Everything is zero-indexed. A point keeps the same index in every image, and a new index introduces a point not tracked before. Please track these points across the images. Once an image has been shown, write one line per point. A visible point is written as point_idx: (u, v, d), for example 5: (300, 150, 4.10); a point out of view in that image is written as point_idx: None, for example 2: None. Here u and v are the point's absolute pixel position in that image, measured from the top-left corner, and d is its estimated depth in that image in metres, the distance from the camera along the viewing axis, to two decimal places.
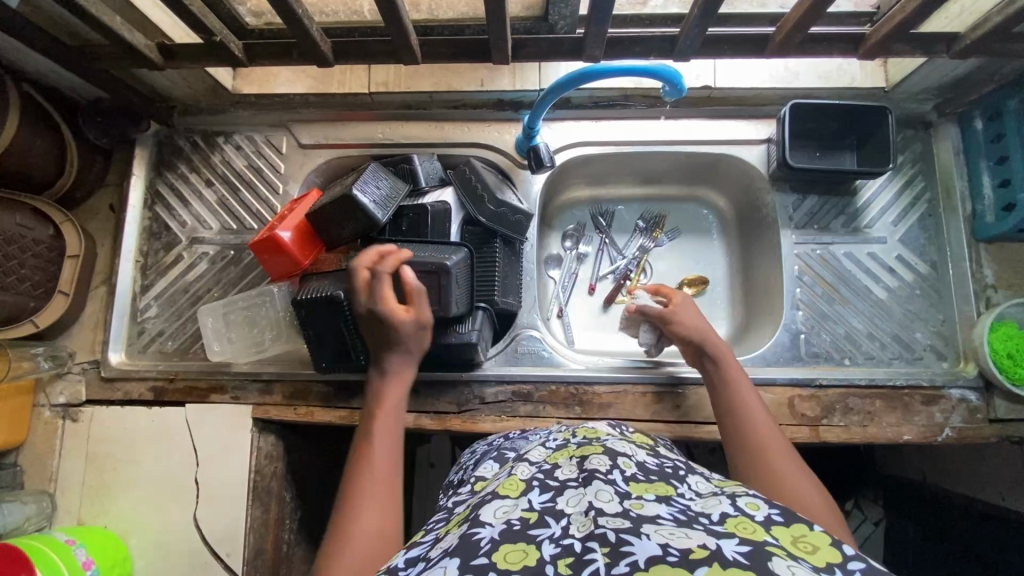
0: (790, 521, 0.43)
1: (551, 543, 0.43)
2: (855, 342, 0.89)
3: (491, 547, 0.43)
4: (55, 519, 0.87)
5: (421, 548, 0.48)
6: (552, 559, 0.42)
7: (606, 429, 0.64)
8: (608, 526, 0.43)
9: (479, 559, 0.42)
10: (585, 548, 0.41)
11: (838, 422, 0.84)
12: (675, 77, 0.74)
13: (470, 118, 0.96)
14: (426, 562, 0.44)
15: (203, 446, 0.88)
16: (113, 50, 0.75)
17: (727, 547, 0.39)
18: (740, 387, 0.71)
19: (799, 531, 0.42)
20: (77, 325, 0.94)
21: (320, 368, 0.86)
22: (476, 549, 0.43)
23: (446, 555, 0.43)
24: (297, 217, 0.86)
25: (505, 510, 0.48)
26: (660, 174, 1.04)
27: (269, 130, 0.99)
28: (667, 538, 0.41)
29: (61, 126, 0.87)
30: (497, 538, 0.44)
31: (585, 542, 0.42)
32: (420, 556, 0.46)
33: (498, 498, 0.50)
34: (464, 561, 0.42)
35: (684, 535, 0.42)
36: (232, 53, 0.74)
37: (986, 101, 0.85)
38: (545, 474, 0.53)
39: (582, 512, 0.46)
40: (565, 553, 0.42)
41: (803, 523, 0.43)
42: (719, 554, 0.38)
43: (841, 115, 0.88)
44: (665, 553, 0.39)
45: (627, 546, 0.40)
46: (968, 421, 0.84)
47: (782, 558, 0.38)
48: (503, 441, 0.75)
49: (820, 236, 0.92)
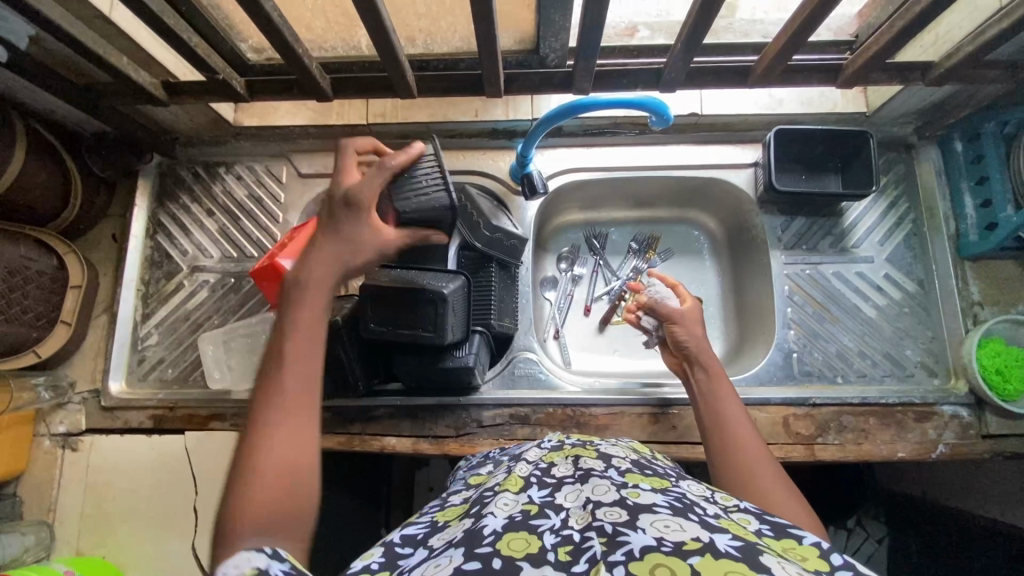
0: (780, 535, 0.44)
1: (551, 533, 0.45)
2: (847, 360, 0.90)
3: (495, 536, 0.44)
4: (54, 549, 0.87)
5: (419, 533, 0.52)
6: (551, 547, 0.43)
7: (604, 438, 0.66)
8: (605, 519, 0.44)
9: (483, 547, 0.43)
10: (583, 537, 0.44)
11: (832, 441, 0.85)
12: (661, 108, 0.76)
13: (465, 146, 0.98)
14: (429, 551, 0.47)
15: (202, 473, 0.88)
16: (120, 87, 0.78)
17: (720, 541, 0.40)
18: (729, 402, 0.71)
19: (789, 543, 0.43)
20: (77, 354, 0.95)
21: (319, 396, 0.87)
22: (481, 540, 0.44)
23: (450, 547, 0.45)
24: (296, 245, 0.86)
25: (508, 506, 0.49)
26: (651, 197, 1.06)
27: (269, 161, 1.01)
28: (662, 530, 0.42)
29: (66, 159, 0.89)
30: (500, 528, 0.45)
31: (584, 533, 0.44)
32: (421, 543, 0.49)
33: (501, 494, 0.52)
34: (469, 549, 0.43)
35: (679, 527, 0.42)
36: (234, 90, 0.77)
37: (963, 125, 0.88)
38: (542, 471, 0.56)
39: (580, 506, 0.48)
40: (564, 542, 0.44)
41: (793, 537, 0.44)
42: (711, 546, 0.39)
43: (823, 139, 0.91)
44: (659, 544, 0.40)
45: (622, 536, 0.42)
46: (961, 437, 0.84)
47: (771, 555, 0.39)
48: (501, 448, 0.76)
49: (809, 257, 0.94)
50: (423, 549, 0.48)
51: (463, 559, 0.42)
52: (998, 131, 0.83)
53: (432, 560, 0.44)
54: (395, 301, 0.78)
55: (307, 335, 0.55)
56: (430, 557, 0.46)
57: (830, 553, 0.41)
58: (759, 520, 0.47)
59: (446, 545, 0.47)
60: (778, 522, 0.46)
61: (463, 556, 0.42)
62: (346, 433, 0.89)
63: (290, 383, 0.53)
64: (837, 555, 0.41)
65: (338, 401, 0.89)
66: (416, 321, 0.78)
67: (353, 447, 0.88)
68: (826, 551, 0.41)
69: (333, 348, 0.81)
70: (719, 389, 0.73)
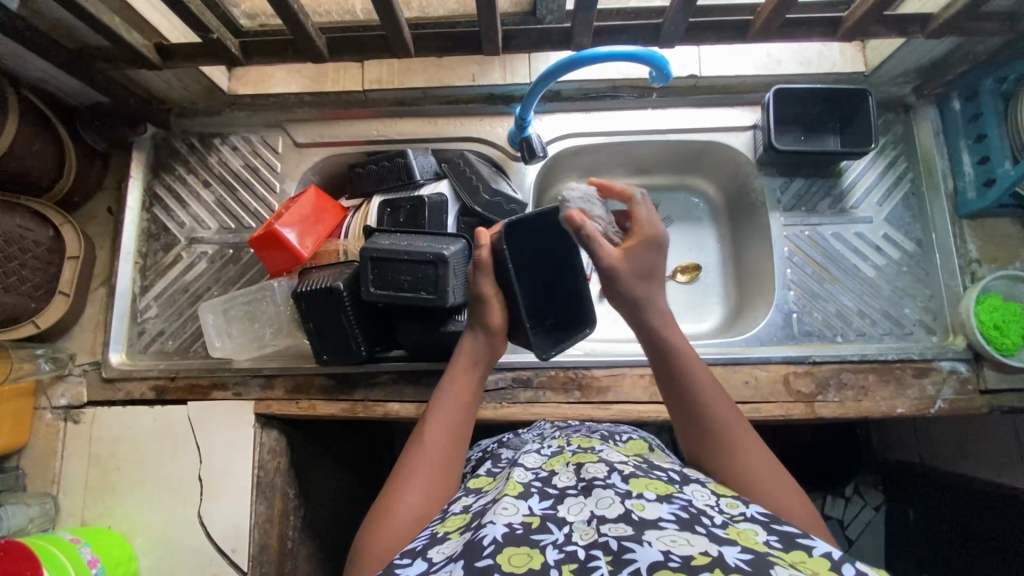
0: (790, 546, 0.47)
1: (554, 548, 0.48)
2: (846, 319, 0.91)
3: (495, 548, 0.48)
4: (59, 520, 0.87)
5: (419, 544, 0.55)
6: (556, 564, 0.46)
7: (598, 439, 0.71)
8: (610, 535, 0.48)
9: (484, 560, 0.47)
10: (588, 555, 0.47)
11: (832, 398, 0.86)
12: (659, 61, 0.75)
13: (462, 112, 0.97)
14: (428, 564, 0.50)
15: (206, 443, 0.88)
16: (113, 51, 0.77)
17: (729, 555, 0.44)
18: (695, 373, 0.66)
19: (800, 556, 0.46)
20: (76, 327, 0.95)
21: (322, 361, 0.86)
22: (481, 551, 0.48)
23: (450, 561, 0.49)
24: (296, 214, 0.88)
25: (509, 513, 0.53)
26: (650, 163, 1.06)
27: (265, 131, 1.00)
28: (669, 545, 0.45)
29: (59, 130, 0.88)
30: (501, 540, 0.48)
31: (588, 550, 0.47)
32: (420, 553, 0.52)
33: (501, 500, 0.55)
34: (470, 562, 0.47)
35: (686, 540, 0.46)
36: (229, 51, 0.76)
37: (961, 83, 0.88)
38: (543, 480, 0.59)
39: (584, 520, 0.51)
40: (569, 559, 0.47)
41: (802, 549, 0.46)
42: (720, 560, 0.43)
43: (822, 99, 0.91)
44: (667, 559, 0.44)
45: (628, 554, 0.45)
46: (959, 393, 0.85)
47: (781, 567, 0.43)
48: (496, 444, 0.80)
49: (808, 218, 0.95)
50: (422, 560, 0.51)
51: (464, 574, 0.46)
52: (996, 87, 0.83)
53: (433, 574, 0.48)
54: (395, 263, 0.78)
55: (459, 406, 0.70)
56: (430, 572, 0.49)
57: (841, 564, 0.44)
58: (767, 530, 0.50)
59: (446, 559, 0.50)
60: (786, 531, 0.49)
61: (464, 572, 0.46)
62: (349, 400, 0.89)
63: (436, 445, 0.66)
64: (847, 566, 0.44)
65: (340, 368, 0.89)
66: (417, 283, 0.78)
67: (356, 413, 0.88)
68: (837, 562, 0.44)
69: (334, 313, 0.81)
70: (683, 358, 0.67)
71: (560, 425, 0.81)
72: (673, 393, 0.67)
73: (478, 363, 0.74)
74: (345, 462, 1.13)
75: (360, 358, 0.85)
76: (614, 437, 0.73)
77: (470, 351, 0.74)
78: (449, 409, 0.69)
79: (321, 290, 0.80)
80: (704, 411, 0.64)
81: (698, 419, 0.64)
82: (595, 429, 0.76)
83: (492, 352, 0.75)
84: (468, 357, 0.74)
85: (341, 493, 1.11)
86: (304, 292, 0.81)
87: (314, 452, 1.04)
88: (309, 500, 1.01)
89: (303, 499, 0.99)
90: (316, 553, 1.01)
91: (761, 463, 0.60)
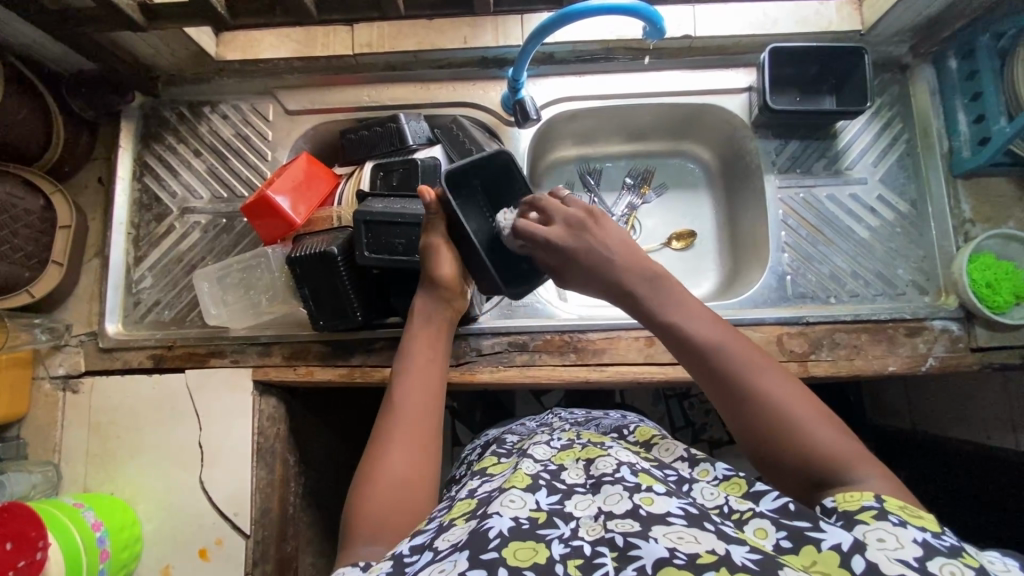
0: (799, 544, 0.48)
1: (560, 542, 0.49)
2: (840, 281, 0.91)
3: (501, 541, 0.48)
4: (61, 488, 0.88)
5: (425, 537, 0.54)
6: (561, 558, 0.47)
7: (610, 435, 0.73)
8: (616, 531, 0.49)
9: (489, 554, 0.47)
10: (594, 552, 0.48)
11: (825, 357, 0.86)
12: (655, 17, 0.74)
13: (455, 77, 0.96)
14: (434, 553, 0.50)
15: (205, 411, 0.89)
16: (96, 12, 0.75)
17: (737, 553, 0.45)
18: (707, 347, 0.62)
19: (810, 555, 0.47)
20: (72, 297, 0.94)
21: (318, 328, 0.86)
22: (486, 544, 0.48)
23: (455, 551, 0.49)
24: (287, 180, 0.87)
25: (516, 506, 0.53)
26: (645, 129, 1.05)
27: (255, 98, 0.99)
28: (675, 542, 0.46)
29: (45, 98, 0.86)
30: (506, 534, 0.49)
31: (594, 546, 0.48)
32: (426, 547, 0.52)
33: (508, 491, 0.56)
34: (475, 554, 0.47)
35: (694, 538, 0.47)
36: (216, 11, 0.74)
37: (958, 39, 0.87)
38: (551, 474, 0.61)
39: (591, 516, 0.53)
40: (574, 554, 0.48)
41: (813, 546, 0.47)
42: (727, 559, 0.44)
43: (819, 58, 0.90)
44: (672, 556, 0.45)
45: (634, 550, 0.46)
46: (951, 350, 0.86)
47: (789, 568, 0.44)
48: (501, 432, 0.86)
49: (803, 180, 0.94)
50: (428, 551, 0.51)
51: (469, 565, 0.46)
52: (993, 43, 0.83)
53: (437, 563, 0.48)
54: (391, 226, 0.78)
55: (427, 367, 0.70)
56: (437, 559, 0.49)
57: (851, 558, 0.45)
58: (776, 525, 0.50)
59: (452, 546, 0.50)
60: (796, 526, 0.49)
61: (469, 562, 0.46)
62: (346, 365, 0.89)
63: (406, 405, 0.66)
64: (858, 559, 0.44)
65: (337, 335, 0.90)
66: (412, 247, 0.79)
67: (354, 379, 0.89)
68: (847, 556, 0.45)
69: (331, 279, 0.81)
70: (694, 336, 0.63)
71: (567, 418, 0.84)
72: (678, 355, 0.65)
73: (434, 318, 0.75)
74: (345, 432, 1.14)
75: (356, 324, 0.86)
76: (622, 431, 0.76)
77: (422, 309, 0.75)
78: (417, 370, 0.69)
79: (314, 255, 0.80)
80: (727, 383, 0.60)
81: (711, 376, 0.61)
82: (604, 425, 0.79)
83: (453, 306, 0.76)
84: (423, 313, 0.75)
85: (342, 463, 1.13)
86: (298, 258, 0.81)
87: (314, 421, 1.05)
88: (309, 468, 1.02)
89: (302, 466, 1.00)
90: (317, 519, 1.04)
91: (788, 405, 0.57)
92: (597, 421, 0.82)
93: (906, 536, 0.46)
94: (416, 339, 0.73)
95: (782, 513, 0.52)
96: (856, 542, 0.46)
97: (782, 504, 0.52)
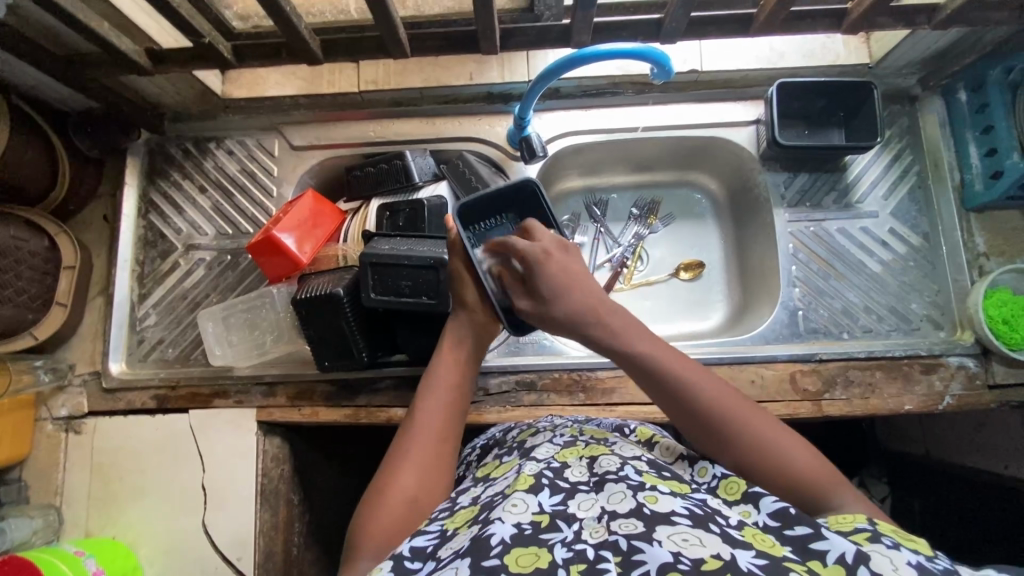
0: (804, 555, 0.45)
1: (563, 546, 0.48)
2: (853, 316, 0.90)
3: (503, 548, 0.47)
4: (63, 532, 0.87)
5: (428, 542, 0.53)
6: (564, 563, 0.46)
7: (610, 430, 0.69)
8: (620, 532, 0.47)
9: (491, 560, 0.46)
10: (597, 556, 0.46)
11: (839, 396, 0.85)
12: (663, 59, 0.74)
13: (461, 112, 0.96)
14: (437, 562, 0.49)
15: (209, 450, 0.88)
16: (102, 57, 0.75)
17: (743, 558, 0.43)
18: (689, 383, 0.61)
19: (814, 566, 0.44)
20: (75, 337, 0.94)
21: (323, 368, 0.85)
22: (488, 550, 0.47)
23: (457, 557, 0.48)
24: (295, 219, 0.87)
25: (518, 510, 0.51)
26: (651, 161, 1.05)
27: (260, 134, 0.98)
28: (679, 545, 0.44)
29: (52, 138, 0.87)
30: (508, 541, 0.48)
31: (598, 550, 0.47)
32: (430, 555, 0.51)
33: (511, 495, 0.54)
34: (476, 561, 0.46)
35: (699, 540, 0.45)
36: (222, 56, 0.74)
37: (968, 73, 0.86)
38: (555, 472, 0.57)
39: (595, 517, 0.50)
40: (577, 558, 0.46)
41: (819, 559, 0.44)
42: (733, 564, 0.42)
43: (827, 92, 0.90)
44: (677, 561, 0.43)
45: (638, 555, 0.44)
46: (968, 388, 0.84)
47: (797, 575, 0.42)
48: (502, 434, 0.77)
49: (813, 213, 0.93)
50: (433, 561, 0.50)
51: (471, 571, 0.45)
52: (1002, 77, 0.80)
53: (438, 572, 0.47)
54: (396, 268, 0.77)
55: (450, 392, 0.68)
56: (439, 568, 0.48)
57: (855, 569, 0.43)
58: (780, 540, 0.48)
59: (452, 555, 0.49)
60: (799, 536, 0.47)
61: (470, 569, 0.45)
62: (352, 406, 0.88)
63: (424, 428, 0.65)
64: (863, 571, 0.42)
65: (341, 373, 0.88)
66: (418, 288, 0.78)
67: (360, 419, 0.87)
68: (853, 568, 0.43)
69: (334, 319, 0.80)
70: (676, 375, 0.62)
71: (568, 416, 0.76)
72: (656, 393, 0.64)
73: (465, 344, 0.72)
74: (348, 466, 1.12)
75: (361, 364, 0.84)
76: (623, 430, 0.70)
77: (454, 334, 0.73)
78: (441, 397, 0.68)
79: (321, 297, 0.79)
80: (707, 415, 0.60)
81: (683, 411, 0.61)
82: (604, 424, 0.72)
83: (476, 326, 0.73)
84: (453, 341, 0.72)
85: (345, 499, 1.10)
86: (303, 300, 0.80)
87: (316, 457, 1.03)
88: (313, 506, 1.01)
89: (306, 505, 0.98)
90: (320, 559, 1.01)
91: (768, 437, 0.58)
92: (599, 420, 0.75)
93: (902, 559, 0.44)
94: (441, 364, 0.71)
95: (783, 520, 0.49)
96: (859, 552, 0.44)
97: (782, 511, 0.50)
